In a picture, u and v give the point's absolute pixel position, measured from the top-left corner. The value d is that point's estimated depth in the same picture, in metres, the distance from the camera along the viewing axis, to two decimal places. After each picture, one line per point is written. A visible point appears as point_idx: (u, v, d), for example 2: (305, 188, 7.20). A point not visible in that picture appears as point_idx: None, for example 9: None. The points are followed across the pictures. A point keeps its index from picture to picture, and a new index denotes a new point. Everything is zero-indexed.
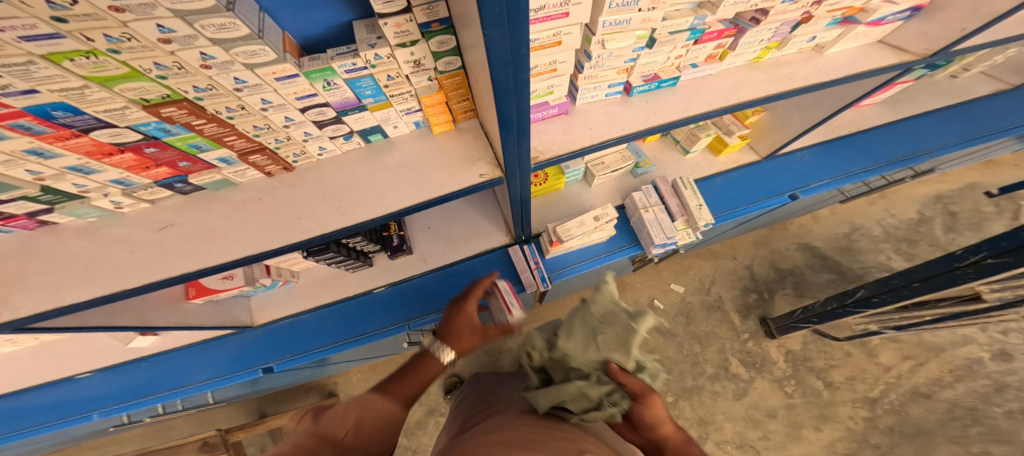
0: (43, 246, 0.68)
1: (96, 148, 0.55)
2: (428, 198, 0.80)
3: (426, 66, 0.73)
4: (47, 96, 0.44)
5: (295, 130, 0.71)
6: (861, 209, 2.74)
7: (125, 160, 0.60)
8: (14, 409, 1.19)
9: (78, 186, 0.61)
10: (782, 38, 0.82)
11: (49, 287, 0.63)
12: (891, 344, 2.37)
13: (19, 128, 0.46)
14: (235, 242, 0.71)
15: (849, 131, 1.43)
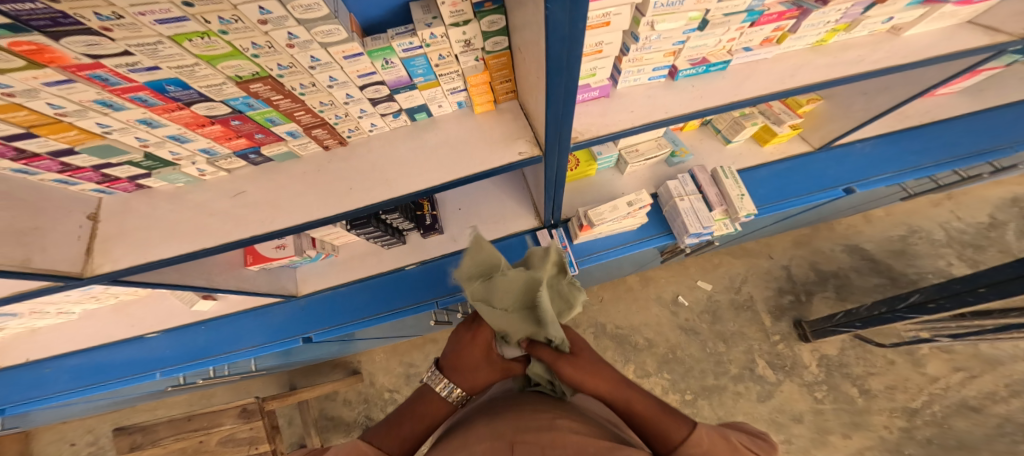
0: (136, 207, 0.77)
1: (193, 120, 0.62)
2: (468, 174, 0.83)
3: (474, 45, 0.75)
4: (165, 72, 0.50)
5: (353, 106, 0.76)
6: (921, 211, 2.54)
7: (214, 131, 0.67)
8: (79, 366, 1.21)
9: (173, 153, 0.69)
10: (852, 20, 0.77)
11: (141, 243, 0.72)
12: (942, 354, 2.22)
13: (137, 100, 0.54)
14: (292, 211, 0.78)
15: (921, 122, 1.32)
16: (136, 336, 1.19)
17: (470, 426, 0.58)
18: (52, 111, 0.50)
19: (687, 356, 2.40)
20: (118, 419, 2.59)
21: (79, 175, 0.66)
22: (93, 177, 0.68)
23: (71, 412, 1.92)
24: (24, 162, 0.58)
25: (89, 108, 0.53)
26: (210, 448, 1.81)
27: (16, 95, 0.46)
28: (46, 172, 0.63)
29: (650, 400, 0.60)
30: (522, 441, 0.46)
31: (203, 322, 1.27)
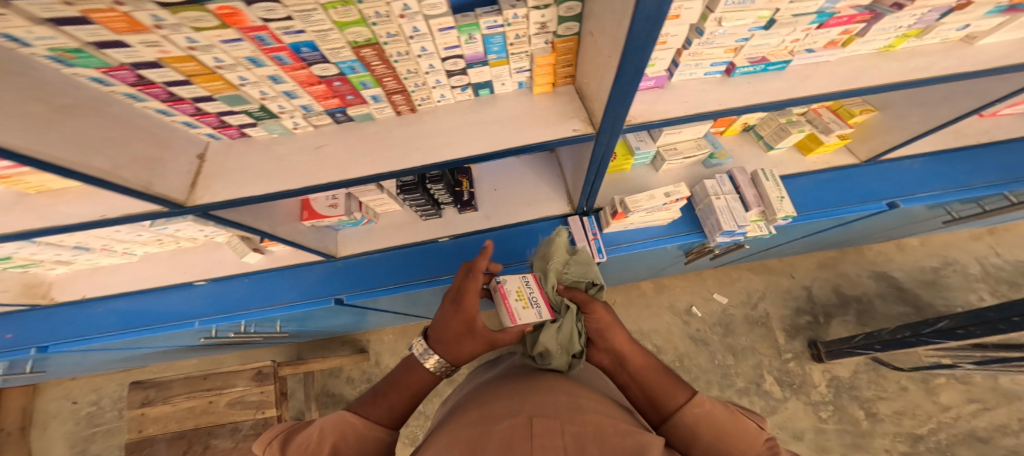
0: (237, 153, 0.86)
1: (306, 78, 0.73)
2: (521, 145, 0.89)
3: (549, 28, 0.79)
4: (306, 35, 0.61)
5: (431, 76, 0.85)
6: (960, 243, 2.53)
7: (319, 90, 0.78)
8: (126, 310, 1.25)
9: (281, 107, 0.79)
10: (925, 26, 0.77)
11: (234, 182, 0.81)
12: (957, 384, 2.23)
13: (277, 59, 0.65)
14: (361, 167, 0.87)
15: (976, 141, 1.33)
16: (185, 282, 1.26)
17: (476, 406, 0.59)
18: (214, 64, 0.61)
19: (694, 366, 2.42)
20: (126, 378, 2.64)
21: (203, 119, 0.76)
22: (213, 123, 0.78)
23: (93, 363, 1.95)
24: (170, 103, 0.68)
25: (241, 63, 0.64)
26: (218, 410, 1.81)
27: (196, 49, 0.57)
28: (181, 114, 0.73)
29: (657, 366, 0.73)
30: (542, 416, 0.49)
31: (247, 274, 1.33)
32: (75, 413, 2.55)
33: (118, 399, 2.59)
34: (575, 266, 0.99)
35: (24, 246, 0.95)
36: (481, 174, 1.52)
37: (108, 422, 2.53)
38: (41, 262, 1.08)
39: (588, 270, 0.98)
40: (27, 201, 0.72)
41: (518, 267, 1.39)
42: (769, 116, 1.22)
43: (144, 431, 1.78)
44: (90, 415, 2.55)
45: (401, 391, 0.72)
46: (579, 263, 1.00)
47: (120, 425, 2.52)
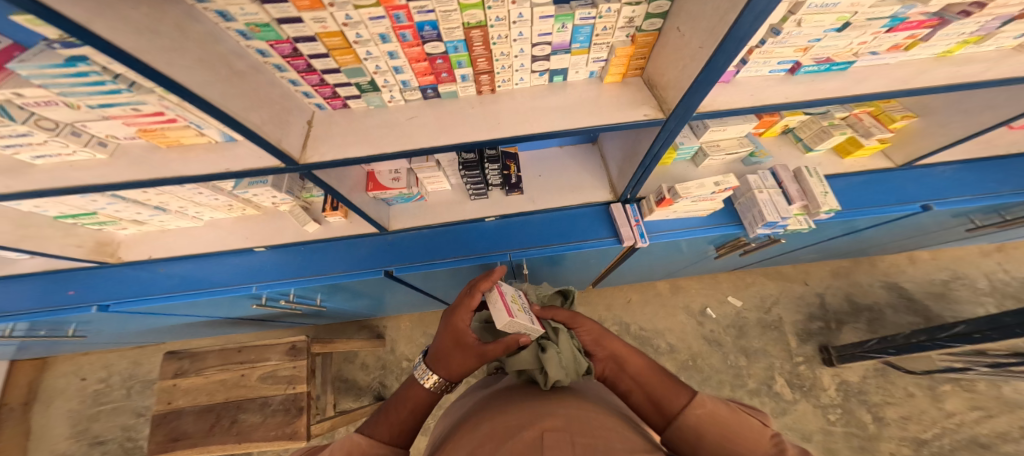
0: (339, 120, 1.01)
1: (416, 55, 0.88)
2: (596, 125, 0.98)
3: (635, 23, 0.84)
4: (431, 15, 0.76)
5: (518, 59, 0.94)
6: (970, 259, 2.62)
7: (422, 66, 0.92)
8: (190, 274, 1.34)
9: (385, 82, 0.94)
10: (986, 33, 0.85)
11: (336, 145, 0.95)
12: (962, 392, 2.31)
13: (402, 36, 0.80)
14: (444, 136, 1.00)
15: (1006, 152, 1.40)
16: (247, 248, 1.36)
17: (482, 423, 0.63)
18: (353, 39, 0.77)
19: (707, 365, 2.48)
20: (139, 357, 2.59)
21: (320, 89, 0.92)
22: (327, 93, 0.93)
23: (121, 334, 1.97)
24: (303, 73, 0.84)
25: (373, 40, 0.79)
26: (250, 384, 1.81)
27: (348, 24, 0.73)
28: (306, 84, 0.89)
29: (655, 368, 0.74)
30: (554, 430, 0.53)
31: (304, 243, 1.42)
32: (81, 391, 2.48)
33: (128, 378, 2.52)
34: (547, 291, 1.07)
35: (114, 202, 1.02)
36: (526, 161, 1.59)
37: (116, 400, 2.47)
38: (119, 221, 1.16)
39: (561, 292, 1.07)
40: (152, 155, 0.82)
41: (561, 249, 1.42)
42: (810, 119, 1.30)
43: (172, 404, 1.78)
44: (97, 393, 2.48)
45: (401, 409, 0.75)
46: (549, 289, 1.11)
47: (130, 404, 2.45)
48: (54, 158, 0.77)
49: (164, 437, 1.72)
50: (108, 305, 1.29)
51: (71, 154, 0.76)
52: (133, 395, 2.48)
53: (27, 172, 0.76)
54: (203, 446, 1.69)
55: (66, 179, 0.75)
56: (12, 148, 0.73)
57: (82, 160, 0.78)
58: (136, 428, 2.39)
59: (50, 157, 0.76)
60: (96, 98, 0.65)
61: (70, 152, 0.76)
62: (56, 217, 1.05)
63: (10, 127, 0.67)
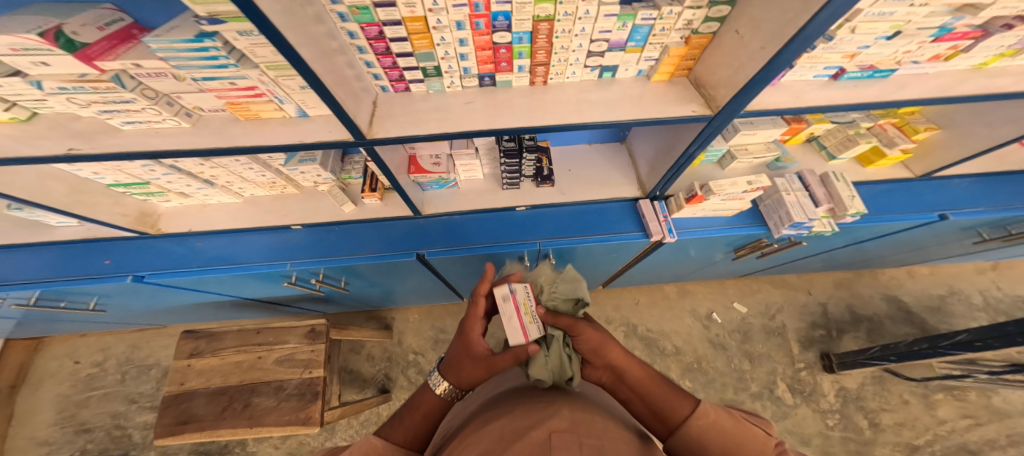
0: (399, 102, 1.09)
1: (484, 44, 0.94)
2: (649, 116, 1.03)
3: (692, 25, 0.90)
4: (506, 6, 0.82)
5: (574, 54, 0.99)
6: (966, 275, 2.75)
7: (485, 54, 0.98)
8: (224, 250, 1.37)
9: (448, 67, 1.01)
10: (1021, 48, 0.93)
11: (398, 124, 1.03)
12: (953, 400, 2.40)
13: (476, 24, 0.87)
14: (501, 120, 1.07)
15: (1017, 169, 1.49)
16: (284, 226, 1.41)
17: (490, 422, 0.65)
18: (433, 24, 0.85)
19: (712, 368, 2.53)
20: (138, 341, 2.46)
21: (389, 72, 1.01)
22: (395, 75, 1.02)
23: (134, 313, 1.94)
24: (380, 56, 0.93)
25: (449, 27, 0.87)
26: (266, 367, 1.76)
27: (433, 10, 0.81)
28: (379, 66, 0.98)
29: (659, 378, 0.74)
30: (561, 431, 0.56)
31: (340, 224, 1.45)
32: (73, 374, 2.36)
33: (124, 362, 2.39)
34: (561, 286, 0.93)
35: (169, 173, 1.09)
36: (557, 156, 1.65)
37: (108, 386, 2.32)
38: (166, 192, 1.25)
39: (574, 286, 0.92)
40: (228, 127, 0.93)
41: (590, 240, 1.44)
42: (835, 128, 1.38)
43: (185, 385, 1.71)
44: (90, 377, 2.34)
45: (413, 414, 0.79)
46: (566, 279, 0.95)
47: (123, 390, 2.31)
48: (142, 124, 0.87)
49: (173, 419, 1.63)
50: (143, 276, 1.30)
51: (159, 121, 0.86)
52: (127, 381, 2.34)
53: (114, 134, 0.86)
54: (214, 430, 1.61)
55: (147, 144, 0.85)
56: (109, 113, 0.81)
57: (166, 128, 0.89)
58: (127, 416, 2.23)
59: (137, 123, 0.86)
60: (205, 71, 0.74)
61: (159, 120, 0.86)
62: (110, 185, 1.12)
63: (119, 94, 0.75)
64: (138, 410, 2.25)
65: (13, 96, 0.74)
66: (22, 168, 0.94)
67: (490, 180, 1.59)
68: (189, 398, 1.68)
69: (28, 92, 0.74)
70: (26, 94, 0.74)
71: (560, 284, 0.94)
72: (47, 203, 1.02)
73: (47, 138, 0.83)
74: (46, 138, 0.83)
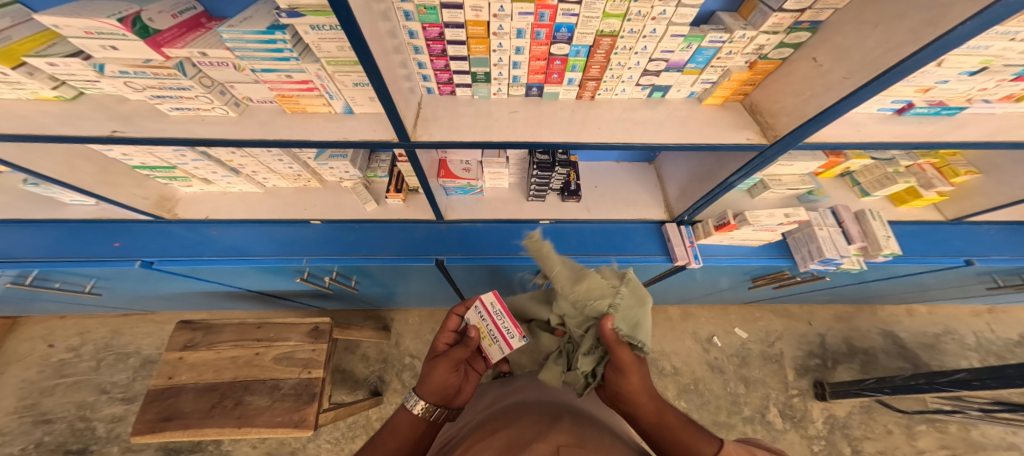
0: (443, 105, 1.08)
1: (540, 53, 0.93)
2: (698, 142, 1.04)
3: (762, 50, 0.93)
4: (571, 19, 0.81)
5: (630, 71, 1.00)
6: (961, 316, 2.78)
7: (539, 64, 0.97)
8: (235, 241, 1.31)
9: (499, 74, 1.01)
10: None
11: (442, 128, 1.01)
12: (933, 431, 2.33)
13: (537, 33, 0.85)
14: (548, 132, 1.05)
15: None
16: (303, 221, 1.36)
17: (496, 429, 0.69)
18: (495, 30, 0.84)
19: (706, 390, 2.50)
20: (121, 326, 2.35)
21: (439, 75, 1.01)
22: (443, 78, 1.02)
23: (126, 298, 1.87)
24: (433, 58, 0.94)
25: (509, 34, 0.86)
26: (263, 364, 1.62)
27: (497, 16, 0.80)
28: (430, 68, 0.98)
29: (679, 414, 0.70)
30: (569, 445, 0.61)
31: (359, 223, 1.40)
32: (44, 359, 2.23)
33: (102, 349, 2.28)
34: (625, 309, 0.68)
35: (199, 159, 1.08)
36: (583, 171, 1.65)
37: (79, 373, 2.19)
38: (190, 178, 1.22)
39: (639, 321, 0.67)
40: (275, 119, 0.93)
41: (613, 258, 1.42)
42: (873, 165, 1.43)
43: (174, 379, 1.55)
44: (62, 363, 2.22)
45: (388, 440, 0.75)
46: (632, 299, 0.70)
47: (95, 379, 2.18)
48: (190, 111, 0.88)
49: (155, 415, 1.47)
50: (151, 263, 1.23)
51: (208, 109, 0.88)
52: (102, 369, 2.22)
53: (160, 118, 0.87)
54: (198, 429, 1.45)
55: (190, 130, 0.86)
56: (161, 99, 0.82)
57: (214, 117, 0.90)
58: (93, 407, 2.10)
59: (186, 110, 0.87)
60: (265, 63, 0.76)
61: (208, 108, 0.87)
62: (136, 167, 1.12)
63: (177, 81, 0.75)
64: (107, 401, 2.13)
65: (65, 75, 0.77)
66: (50, 147, 0.95)
67: (515, 189, 1.56)
68: (178, 393, 1.52)
69: (82, 74, 0.78)
70: (80, 74, 0.77)
71: (624, 305, 0.68)
72: (67, 181, 1.00)
73: (91, 118, 0.85)
74: (91, 118, 0.85)
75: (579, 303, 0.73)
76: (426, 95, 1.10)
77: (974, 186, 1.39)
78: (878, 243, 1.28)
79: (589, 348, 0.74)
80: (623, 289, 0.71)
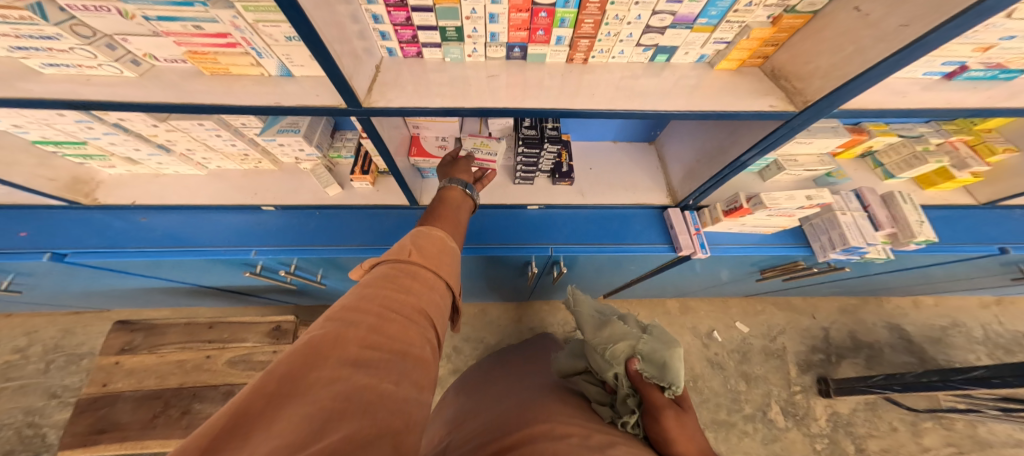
0: (408, 69, 0.91)
1: (521, 2, 0.75)
2: (711, 109, 0.88)
3: (789, 1, 0.76)
4: None
5: (629, 27, 0.83)
6: (968, 308, 2.69)
7: (520, 18, 0.80)
8: (172, 232, 1.14)
9: (473, 30, 0.83)
10: None
11: (404, 94, 0.84)
12: (939, 428, 2.24)
13: None
14: (535, 100, 0.88)
15: None
16: (253, 207, 1.20)
17: (539, 441, 0.63)
18: None
19: (706, 387, 2.35)
20: (73, 325, 2.09)
21: (400, 31, 0.83)
22: (406, 35, 0.85)
23: (66, 296, 1.67)
24: (391, 9, 0.76)
25: None
26: (216, 369, 1.43)
27: None
28: (388, 23, 0.80)
29: None
30: None
31: (319, 209, 1.23)
32: None
33: (50, 350, 2.01)
34: (651, 343, 0.86)
35: (113, 133, 0.94)
36: (576, 153, 1.48)
37: (26, 377, 1.92)
38: (108, 157, 1.08)
39: (665, 359, 0.80)
40: (188, 82, 0.78)
41: (608, 249, 1.26)
42: (898, 144, 1.29)
43: (109, 386, 1.34)
44: (7, 366, 1.94)
45: (451, 207, 0.93)
46: (655, 342, 0.86)
47: (44, 383, 1.91)
48: (68, 69, 0.74)
49: (87, 427, 1.26)
50: (64, 255, 1.06)
51: (94, 67, 0.74)
52: (51, 372, 1.94)
53: (33, 77, 0.74)
54: (137, 443, 1.25)
55: (69, 89, 0.72)
56: (24, 51, 0.69)
57: (103, 76, 0.76)
58: (42, 413, 1.83)
59: (62, 68, 0.74)
60: (160, 8, 0.64)
61: (94, 66, 0.73)
62: (35, 141, 0.97)
63: (36, 27, 0.63)
64: (58, 406, 1.86)
65: None
66: None
67: (500, 172, 1.40)
68: (113, 402, 1.32)
69: None
70: None
71: (649, 341, 0.86)
72: None
73: None
74: None
75: (614, 356, 0.88)
76: (387, 57, 0.92)
77: (1011, 167, 1.25)
78: (911, 231, 1.14)
79: (626, 394, 0.82)
80: (647, 337, 0.89)
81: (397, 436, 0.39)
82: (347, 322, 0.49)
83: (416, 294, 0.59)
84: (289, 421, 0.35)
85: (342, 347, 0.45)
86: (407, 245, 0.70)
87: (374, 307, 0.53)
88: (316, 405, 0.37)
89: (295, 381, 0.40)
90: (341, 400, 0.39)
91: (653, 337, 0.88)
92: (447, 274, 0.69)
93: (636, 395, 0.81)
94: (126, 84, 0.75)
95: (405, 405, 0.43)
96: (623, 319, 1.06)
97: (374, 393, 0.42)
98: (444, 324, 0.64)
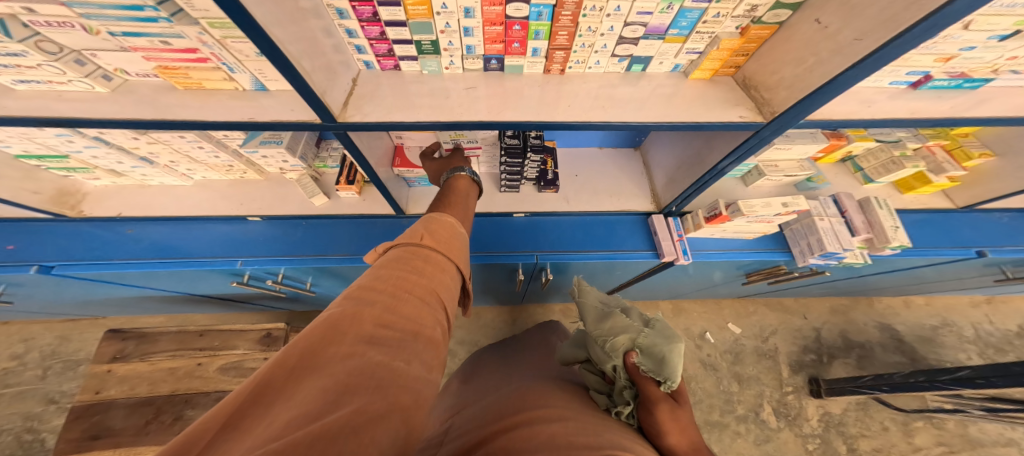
0: (386, 81, 0.92)
1: (494, 17, 0.77)
2: (683, 121, 0.90)
3: (755, 13, 0.77)
4: None
5: (602, 38, 0.85)
6: (959, 308, 2.71)
7: (494, 31, 0.81)
8: (159, 242, 1.16)
9: (447, 43, 0.85)
10: None
11: (381, 107, 0.85)
12: (930, 428, 2.25)
13: None
14: (512, 111, 0.89)
15: None
16: (240, 217, 1.21)
17: (538, 422, 0.63)
18: None
19: (699, 388, 2.37)
20: (69, 332, 2.10)
21: (376, 45, 0.85)
22: (382, 49, 0.86)
23: (59, 304, 1.68)
24: (364, 24, 0.77)
25: None
26: (207, 376, 1.45)
27: None
28: (362, 37, 0.81)
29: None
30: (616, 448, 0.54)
31: (305, 218, 1.24)
32: None
33: (47, 356, 2.02)
34: (652, 338, 0.87)
35: (95, 146, 0.96)
36: (562, 160, 1.50)
37: (23, 383, 1.93)
38: (92, 169, 1.10)
39: (666, 356, 0.81)
40: (162, 95, 0.80)
41: (593, 256, 1.28)
42: (877, 149, 1.30)
43: (101, 394, 1.35)
44: (3, 373, 1.95)
45: (461, 198, 0.95)
46: (656, 336, 0.87)
47: (42, 389, 1.92)
48: (39, 84, 0.76)
49: (81, 433, 1.27)
50: (51, 267, 1.10)
51: (64, 83, 0.75)
52: (48, 378, 1.96)
53: (5, 93, 0.75)
54: (130, 449, 1.25)
55: (45, 107, 0.73)
56: None
57: (74, 91, 0.77)
58: (40, 418, 1.84)
59: (34, 83, 0.75)
60: (124, 24, 0.65)
61: (64, 81, 0.75)
62: (18, 156, 1.00)
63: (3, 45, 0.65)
64: (56, 411, 1.87)
65: None
66: None
67: (486, 180, 1.41)
68: (106, 409, 1.33)
69: None
70: None
71: (651, 336, 0.87)
72: None
73: None
74: None
75: (615, 348, 0.88)
76: (365, 70, 0.94)
77: (988, 171, 1.26)
78: (886, 235, 1.16)
79: (622, 386, 0.84)
80: (649, 331, 0.90)
81: (411, 408, 0.41)
82: (362, 301, 0.50)
83: (428, 276, 0.60)
84: (308, 394, 0.36)
85: (358, 324, 0.46)
86: (419, 230, 0.71)
87: (388, 288, 0.54)
88: (334, 378, 0.39)
89: (313, 355, 0.41)
90: (357, 373, 0.40)
91: (655, 332, 0.89)
92: (459, 260, 0.70)
93: (632, 386, 0.83)
94: (97, 98, 0.77)
95: (416, 383, 0.44)
96: (626, 311, 1.06)
97: (387, 370, 0.43)
98: (455, 308, 0.65)
